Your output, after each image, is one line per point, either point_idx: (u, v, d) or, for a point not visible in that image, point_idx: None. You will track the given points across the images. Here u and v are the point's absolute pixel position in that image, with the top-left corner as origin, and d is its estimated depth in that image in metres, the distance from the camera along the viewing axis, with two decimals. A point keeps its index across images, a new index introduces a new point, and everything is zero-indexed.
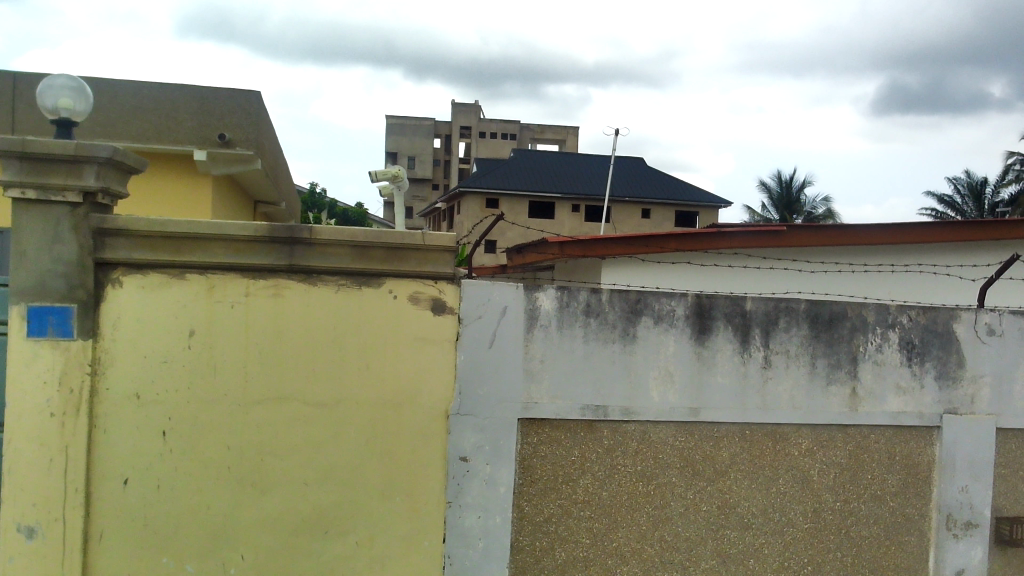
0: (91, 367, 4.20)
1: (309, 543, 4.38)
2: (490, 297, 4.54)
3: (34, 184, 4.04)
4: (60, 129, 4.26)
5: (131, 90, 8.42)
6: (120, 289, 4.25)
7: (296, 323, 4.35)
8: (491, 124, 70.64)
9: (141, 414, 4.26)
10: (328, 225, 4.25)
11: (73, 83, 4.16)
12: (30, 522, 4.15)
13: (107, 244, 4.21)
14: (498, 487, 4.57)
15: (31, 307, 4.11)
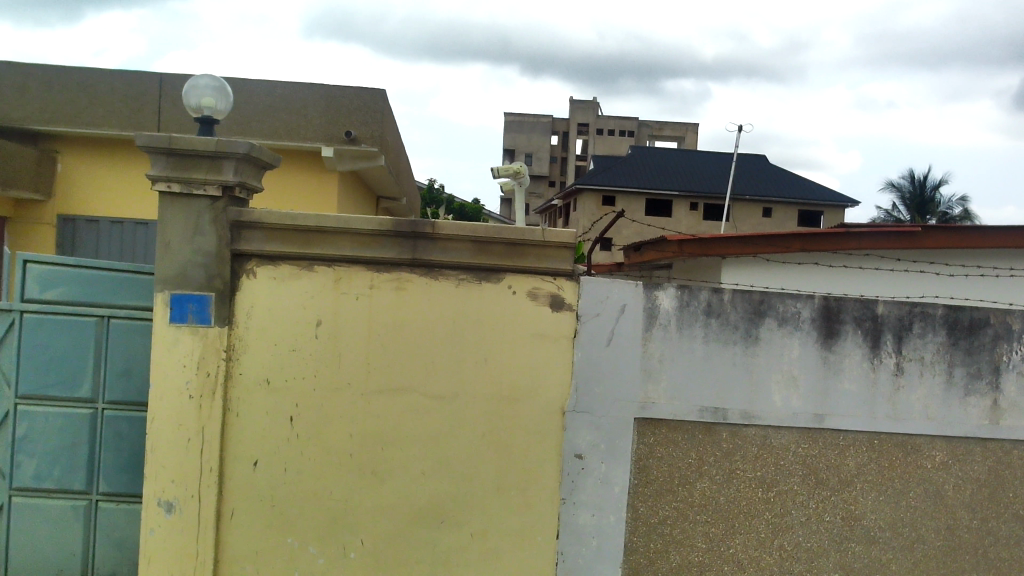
0: (226, 353, 4.41)
1: (425, 532, 4.48)
2: (609, 295, 4.50)
3: (179, 178, 4.30)
4: (203, 127, 4.49)
5: (264, 89, 8.86)
6: (254, 279, 4.44)
7: (417, 315, 4.45)
8: (609, 121, 70.30)
9: (271, 400, 4.44)
10: (451, 220, 4.33)
11: (215, 83, 4.38)
12: (170, 497, 4.40)
13: (243, 236, 4.41)
14: (612, 486, 4.54)
15: (173, 294, 4.37)
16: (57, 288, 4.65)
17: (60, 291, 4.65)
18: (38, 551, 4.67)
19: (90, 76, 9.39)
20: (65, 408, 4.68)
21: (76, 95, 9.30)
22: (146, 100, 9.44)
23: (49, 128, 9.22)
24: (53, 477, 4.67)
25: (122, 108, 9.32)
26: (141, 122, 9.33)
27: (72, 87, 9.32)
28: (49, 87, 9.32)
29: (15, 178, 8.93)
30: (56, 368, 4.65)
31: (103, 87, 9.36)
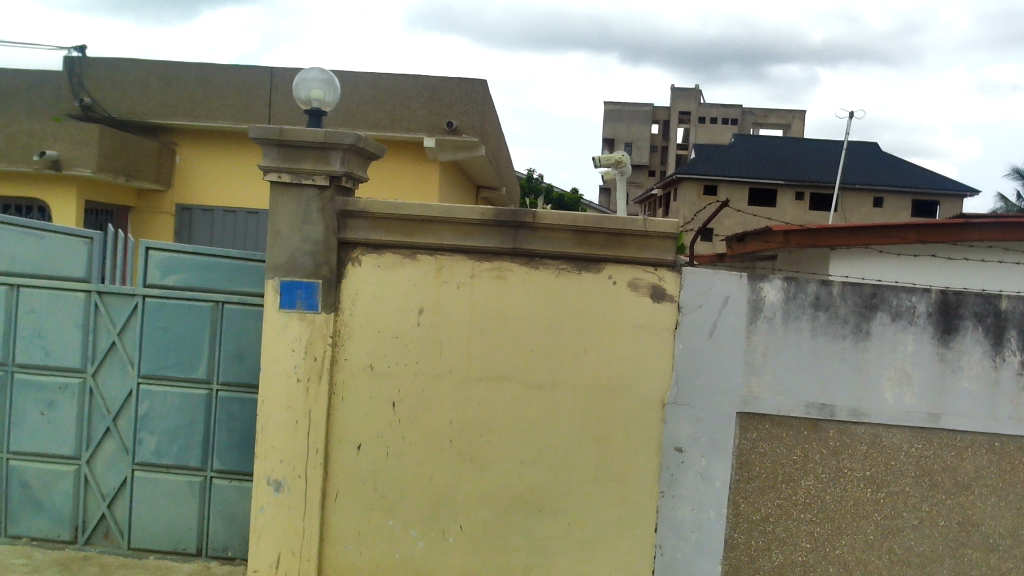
0: (332, 339, 4.53)
1: (522, 520, 4.51)
2: (711, 287, 4.42)
3: (289, 169, 4.45)
4: (312, 119, 4.62)
5: (369, 81, 9.06)
6: (359, 268, 4.54)
7: (517, 304, 4.47)
8: (711, 109, 68.87)
9: (374, 385, 4.55)
10: (551, 210, 4.34)
11: (323, 76, 4.50)
12: (278, 477, 4.56)
13: (349, 224, 4.52)
14: (712, 481, 4.47)
15: (283, 281, 4.52)
16: (176, 274, 4.89)
17: (179, 277, 4.88)
18: (158, 523, 4.93)
19: (206, 71, 9.82)
20: (183, 388, 4.91)
21: (194, 90, 9.77)
22: (258, 93, 9.81)
23: (169, 121, 9.74)
24: (171, 454, 4.91)
25: (235, 101, 9.73)
26: (253, 115, 9.71)
27: (190, 81, 9.78)
28: (169, 82, 9.80)
29: (137, 169, 9.44)
30: (174, 350, 4.89)
31: (217, 81, 9.77)
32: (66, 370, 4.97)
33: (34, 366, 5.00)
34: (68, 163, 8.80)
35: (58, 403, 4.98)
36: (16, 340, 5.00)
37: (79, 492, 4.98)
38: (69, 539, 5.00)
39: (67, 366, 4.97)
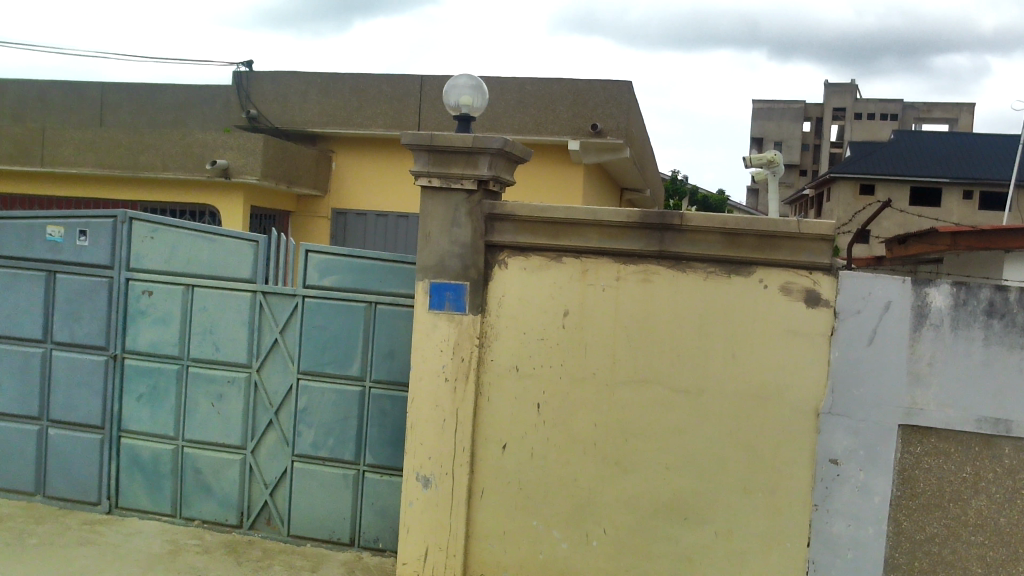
0: (479, 341, 4.61)
1: (668, 528, 4.44)
2: (871, 292, 4.20)
3: (439, 173, 4.57)
4: (461, 124, 4.72)
5: (515, 86, 9.24)
6: (505, 270, 4.60)
7: (664, 308, 4.40)
8: (868, 104, 65.54)
9: (520, 387, 4.59)
10: (700, 212, 4.25)
11: (472, 82, 4.59)
12: (427, 473, 4.69)
13: (496, 227, 4.59)
14: (871, 496, 4.24)
15: (432, 283, 4.64)
16: (333, 275, 5.12)
17: (335, 278, 5.11)
18: (315, 513, 5.17)
19: (360, 80, 10.26)
20: (338, 385, 5.13)
21: (350, 99, 10.24)
22: (409, 101, 10.16)
23: (327, 130, 10.25)
24: (327, 447, 5.14)
25: (388, 109, 10.12)
26: (404, 122, 10.05)
27: (346, 91, 10.25)
28: (326, 93, 10.30)
29: (297, 176, 10.00)
30: (331, 349, 5.12)
31: (371, 89, 10.19)
32: (233, 365, 5.31)
33: (206, 361, 5.36)
34: (236, 171, 9.41)
35: (227, 396, 5.32)
36: (191, 336, 5.38)
37: (245, 480, 5.30)
38: (235, 523, 5.33)
39: (234, 361, 5.30)
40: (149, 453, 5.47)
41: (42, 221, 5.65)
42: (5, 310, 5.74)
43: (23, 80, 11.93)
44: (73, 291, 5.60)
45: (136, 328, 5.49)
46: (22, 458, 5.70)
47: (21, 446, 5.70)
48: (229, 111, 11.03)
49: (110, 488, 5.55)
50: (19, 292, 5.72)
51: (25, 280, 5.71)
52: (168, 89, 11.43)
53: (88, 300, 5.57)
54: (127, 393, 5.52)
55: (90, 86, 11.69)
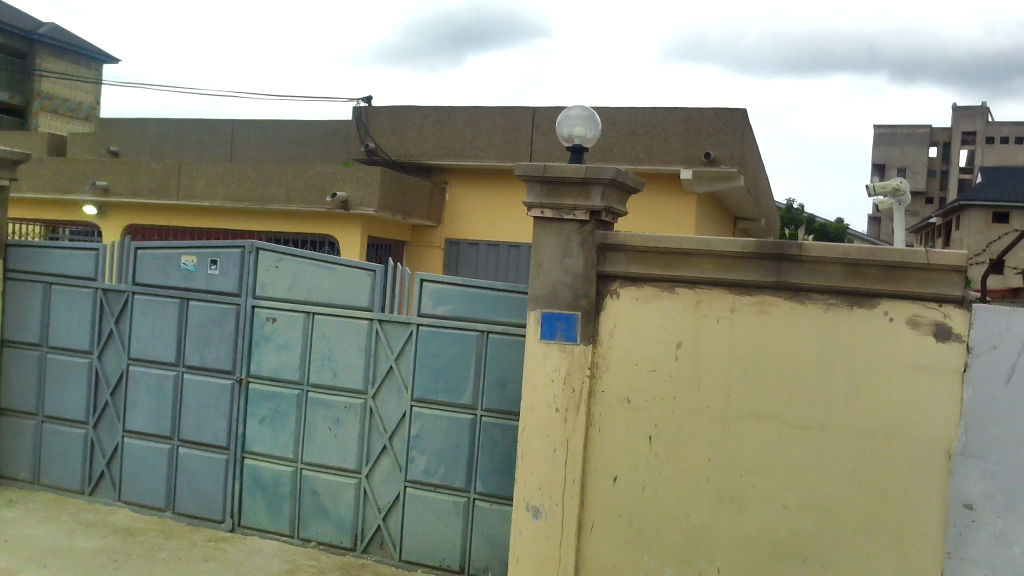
0: (590, 371, 4.58)
1: (785, 568, 4.27)
2: (1008, 326, 3.96)
3: (551, 204, 4.61)
4: (573, 155, 4.74)
5: (627, 116, 9.27)
6: (617, 300, 4.57)
7: (781, 341, 4.28)
8: (1001, 128, 62.23)
9: (632, 419, 4.53)
10: (820, 242, 4.12)
11: (586, 113, 4.62)
12: (537, 503, 4.67)
13: (608, 257, 4.58)
14: (1012, 546, 3.96)
15: (544, 313, 4.66)
16: (447, 304, 5.21)
17: (448, 307, 5.20)
18: (426, 538, 5.24)
19: (474, 113, 10.50)
20: (450, 412, 5.20)
21: (463, 131, 10.50)
22: (522, 132, 10.34)
23: (441, 162, 10.53)
24: (439, 474, 5.21)
25: (500, 142, 10.37)
26: (517, 153, 10.31)
27: (460, 123, 10.50)
28: (441, 125, 10.59)
29: (411, 207, 10.29)
30: (443, 376, 5.20)
31: (484, 122, 10.41)
32: (350, 391, 5.46)
33: (324, 386, 5.54)
34: (354, 203, 9.76)
35: (343, 421, 5.47)
36: (311, 361, 5.58)
37: (359, 503, 5.42)
38: (349, 545, 5.45)
39: (351, 387, 5.46)
40: (270, 474, 5.67)
41: (177, 251, 6.00)
42: (143, 334, 6.11)
43: (162, 119, 12.76)
44: (203, 318, 5.91)
45: (260, 353, 5.73)
46: (155, 475, 6.02)
47: (153, 464, 6.02)
48: (349, 144, 11.47)
49: (233, 507, 5.78)
50: (155, 317, 6.07)
51: (161, 306, 6.06)
52: (292, 125, 12.00)
53: (217, 326, 5.85)
54: (251, 415, 5.75)
55: (221, 123, 12.39)
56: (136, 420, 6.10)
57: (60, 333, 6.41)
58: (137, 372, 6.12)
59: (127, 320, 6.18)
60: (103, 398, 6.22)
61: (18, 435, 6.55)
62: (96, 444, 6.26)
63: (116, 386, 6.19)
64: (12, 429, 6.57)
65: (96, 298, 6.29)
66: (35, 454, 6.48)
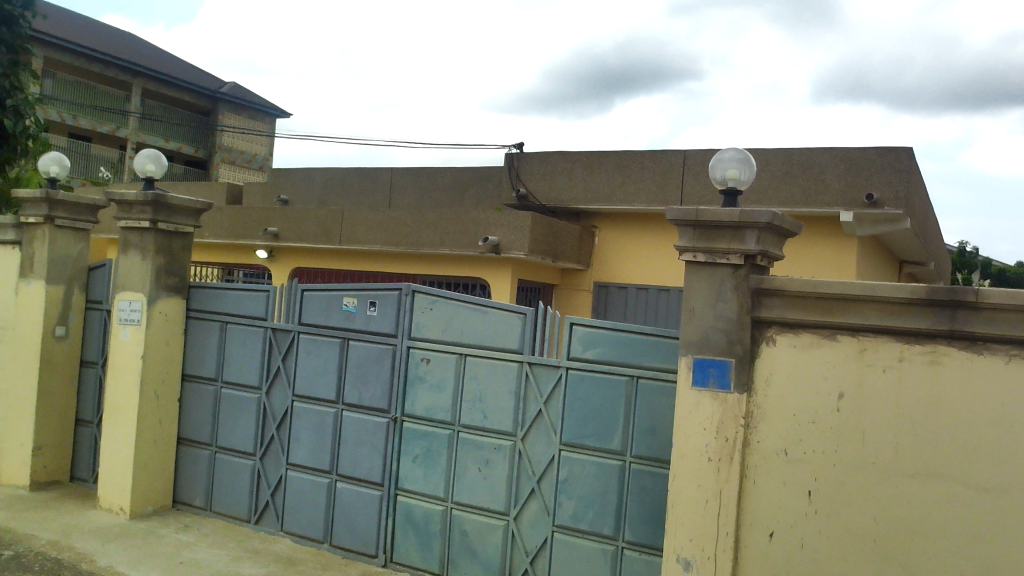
0: (744, 420, 4.42)
1: None
2: None
3: (704, 249, 4.54)
4: (727, 199, 4.63)
5: (783, 152, 9.22)
6: (774, 347, 4.41)
7: (956, 394, 3.99)
8: None
9: (789, 472, 4.33)
10: (1000, 288, 3.83)
11: (739, 155, 4.54)
12: (688, 556, 4.52)
13: (764, 303, 4.45)
14: None
15: (696, 359, 4.56)
16: (596, 348, 5.20)
17: (597, 351, 5.19)
18: None
19: (624, 157, 10.67)
20: (599, 458, 5.14)
21: (614, 175, 10.67)
22: (672, 175, 10.38)
23: (591, 206, 10.75)
24: (587, 519, 5.15)
25: (650, 185, 10.44)
26: (667, 197, 10.33)
27: (610, 167, 10.69)
28: (591, 169, 10.83)
29: (561, 250, 10.41)
30: (592, 421, 5.17)
31: (634, 166, 10.55)
32: (500, 433, 5.52)
33: (475, 427, 5.63)
34: (506, 246, 9.95)
35: (493, 462, 5.53)
36: (463, 402, 5.69)
37: (508, 545, 5.44)
38: None
39: (501, 430, 5.52)
40: (422, 512, 5.80)
41: (340, 293, 6.32)
42: (308, 371, 6.43)
43: (327, 168, 13.55)
44: (362, 358, 6.16)
45: (415, 393, 5.91)
46: (315, 507, 6.28)
47: (314, 496, 6.29)
48: (501, 190, 11.80)
49: (386, 542, 5.93)
50: (319, 356, 6.39)
51: (324, 345, 6.37)
52: (447, 172, 12.45)
53: (375, 365, 6.09)
54: (405, 453, 5.91)
55: (381, 171, 13.01)
56: (299, 453, 6.41)
57: (233, 370, 6.86)
58: (301, 407, 6.44)
59: (293, 358, 6.53)
60: (270, 432, 6.58)
61: (194, 463, 7.02)
62: (262, 475, 6.61)
63: (282, 421, 6.54)
64: (189, 458, 7.05)
65: (266, 337, 6.70)
66: (209, 483, 6.91)
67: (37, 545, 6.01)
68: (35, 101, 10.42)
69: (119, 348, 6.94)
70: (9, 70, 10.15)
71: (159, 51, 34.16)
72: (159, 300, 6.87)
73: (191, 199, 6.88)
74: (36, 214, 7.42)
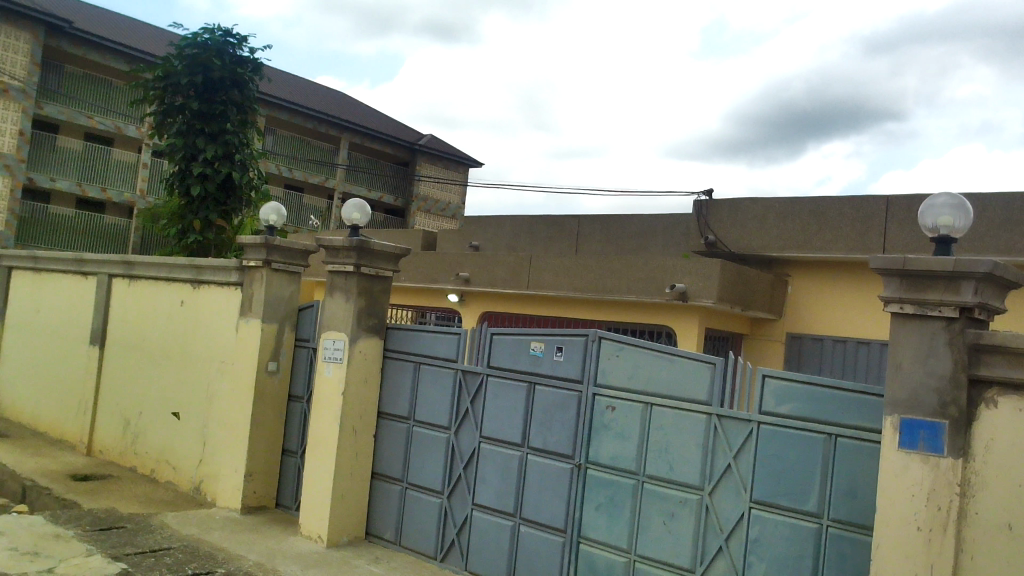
0: (959, 489, 4.04)
1: None
2: None
3: (912, 300, 4.26)
4: (939, 247, 4.31)
5: (1003, 200, 8.69)
6: (995, 409, 4.03)
7: None
8: None
9: (1014, 548, 3.88)
10: None
11: (953, 200, 4.22)
12: None
13: (982, 360, 4.09)
14: None
15: (904, 419, 4.24)
16: (791, 403, 4.96)
17: (792, 406, 4.95)
18: None
19: (821, 203, 10.36)
20: (792, 519, 4.86)
21: (809, 223, 10.42)
22: (874, 222, 9.93)
23: (783, 254, 10.59)
24: None
25: (850, 231, 10.03)
26: (868, 244, 9.88)
27: (806, 214, 10.45)
28: (785, 216, 10.66)
29: (751, 299, 10.09)
30: (786, 479, 4.91)
31: (832, 212, 10.22)
32: (687, 486, 5.36)
33: (660, 478, 5.51)
34: (694, 294, 9.77)
35: (679, 516, 5.37)
36: (648, 452, 5.59)
37: None
38: None
39: (688, 483, 5.36)
40: (605, 562, 5.71)
41: (528, 338, 6.43)
42: (495, 414, 6.56)
43: (516, 216, 13.92)
44: (548, 403, 6.22)
45: (599, 440, 5.87)
46: (499, 549, 6.35)
47: (497, 538, 6.37)
48: (689, 237, 11.68)
49: None
50: (506, 399, 6.51)
51: (511, 389, 6.49)
52: (634, 219, 12.47)
53: (561, 411, 6.12)
54: (589, 501, 5.87)
55: (568, 218, 13.21)
56: (485, 494, 6.52)
57: (425, 409, 7.12)
58: (487, 449, 6.57)
59: (481, 401, 6.69)
60: (457, 471, 6.76)
61: (386, 498, 7.31)
62: (449, 513, 6.77)
63: (469, 461, 6.70)
64: (382, 493, 7.36)
65: (456, 379, 6.92)
66: (399, 518, 7.17)
67: (245, 565, 6.45)
68: (258, 155, 11.43)
69: (323, 384, 7.39)
70: (239, 128, 11.24)
71: (365, 108, 36.69)
72: (360, 340, 7.28)
73: (392, 245, 7.29)
74: (256, 258, 8.13)
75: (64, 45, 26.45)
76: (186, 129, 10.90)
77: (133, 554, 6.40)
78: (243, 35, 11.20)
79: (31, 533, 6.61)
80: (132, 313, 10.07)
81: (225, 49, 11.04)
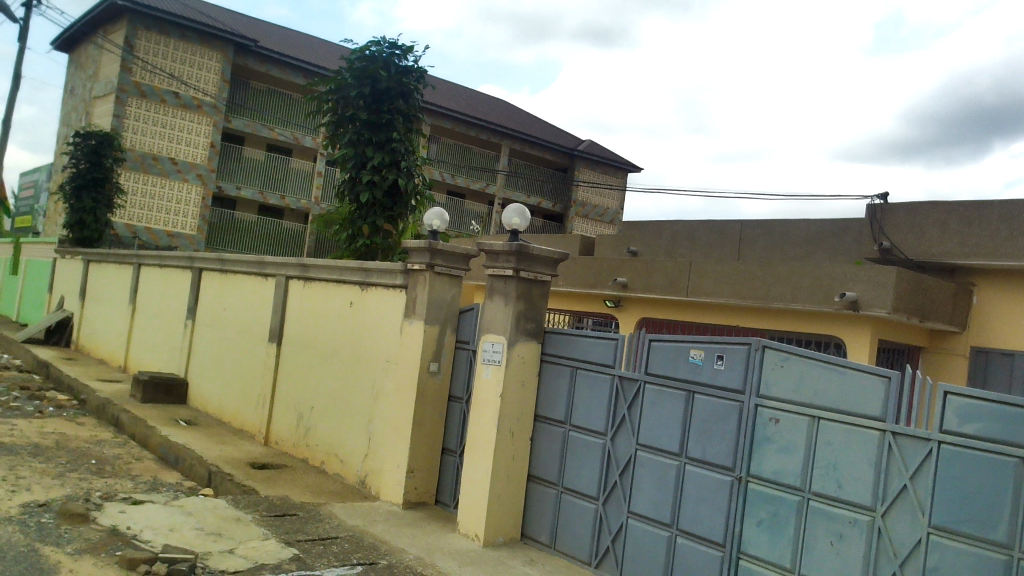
0: None
1: None
2: None
3: None
4: None
5: None
6: None
7: None
8: None
9: None
10: None
11: None
12: None
13: None
14: None
15: None
16: (977, 422, 4.58)
17: (978, 426, 4.58)
18: None
19: (1012, 207, 9.58)
20: (978, 549, 4.49)
21: (999, 228, 9.64)
22: None
23: (967, 261, 9.89)
24: None
25: None
26: None
27: (995, 219, 9.68)
28: (970, 221, 9.94)
29: (930, 310, 9.42)
30: (970, 505, 4.55)
31: None
32: (858, 506, 5.07)
33: (828, 496, 5.24)
34: (865, 303, 9.26)
35: (848, 537, 5.09)
36: (815, 468, 5.33)
37: None
38: None
39: (859, 502, 5.07)
40: None
41: (687, 345, 6.30)
42: (651, 422, 6.47)
43: (677, 220, 13.69)
44: (708, 413, 6.06)
45: (762, 453, 5.66)
46: (655, 558, 6.24)
47: (654, 547, 6.26)
48: (860, 243, 11.19)
49: None
50: (664, 407, 6.40)
51: (669, 397, 6.37)
52: (801, 224, 11.99)
53: (720, 421, 5.95)
54: (750, 516, 5.67)
55: (731, 223, 12.88)
56: (641, 502, 6.43)
57: (582, 414, 7.11)
58: (644, 457, 6.49)
59: (638, 408, 6.61)
60: (613, 478, 6.71)
61: (542, 501, 7.36)
62: (604, 520, 6.74)
63: (625, 468, 6.63)
64: (538, 496, 7.41)
65: (613, 385, 6.87)
66: (555, 522, 7.20)
67: (405, 558, 6.67)
68: (423, 162, 11.83)
69: (482, 385, 7.54)
70: (405, 136, 11.67)
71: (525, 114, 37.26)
72: (517, 344, 7.37)
73: (551, 250, 7.35)
74: (420, 261, 8.39)
75: (250, 63, 28.42)
76: (357, 138, 11.45)
77: (304, 541, 6.76)
78: (409, 46, 11.58)
79: (215, 515, 7.13)
80: (306, 312, 10.67)
81: (392, 60, 11.46)
